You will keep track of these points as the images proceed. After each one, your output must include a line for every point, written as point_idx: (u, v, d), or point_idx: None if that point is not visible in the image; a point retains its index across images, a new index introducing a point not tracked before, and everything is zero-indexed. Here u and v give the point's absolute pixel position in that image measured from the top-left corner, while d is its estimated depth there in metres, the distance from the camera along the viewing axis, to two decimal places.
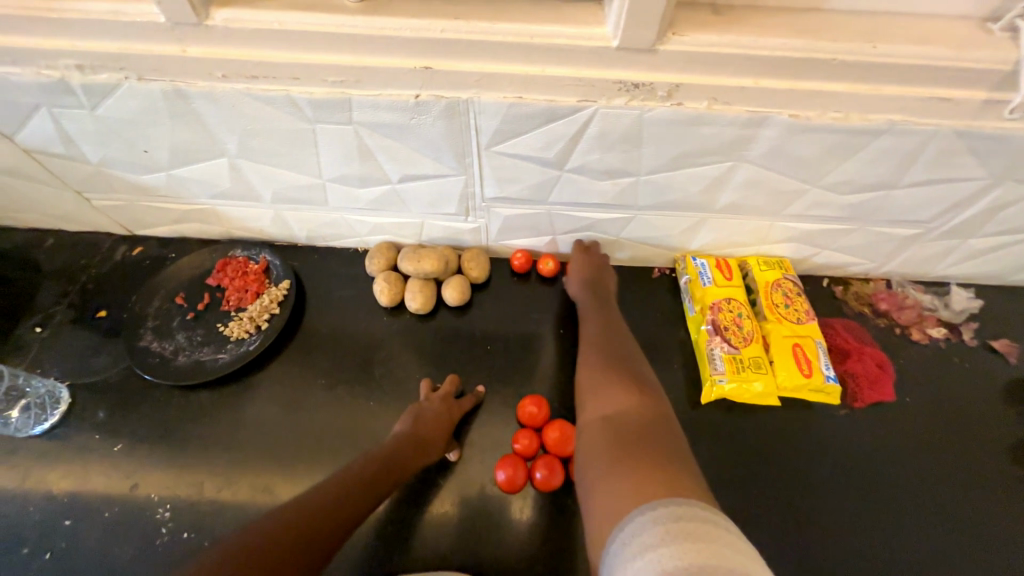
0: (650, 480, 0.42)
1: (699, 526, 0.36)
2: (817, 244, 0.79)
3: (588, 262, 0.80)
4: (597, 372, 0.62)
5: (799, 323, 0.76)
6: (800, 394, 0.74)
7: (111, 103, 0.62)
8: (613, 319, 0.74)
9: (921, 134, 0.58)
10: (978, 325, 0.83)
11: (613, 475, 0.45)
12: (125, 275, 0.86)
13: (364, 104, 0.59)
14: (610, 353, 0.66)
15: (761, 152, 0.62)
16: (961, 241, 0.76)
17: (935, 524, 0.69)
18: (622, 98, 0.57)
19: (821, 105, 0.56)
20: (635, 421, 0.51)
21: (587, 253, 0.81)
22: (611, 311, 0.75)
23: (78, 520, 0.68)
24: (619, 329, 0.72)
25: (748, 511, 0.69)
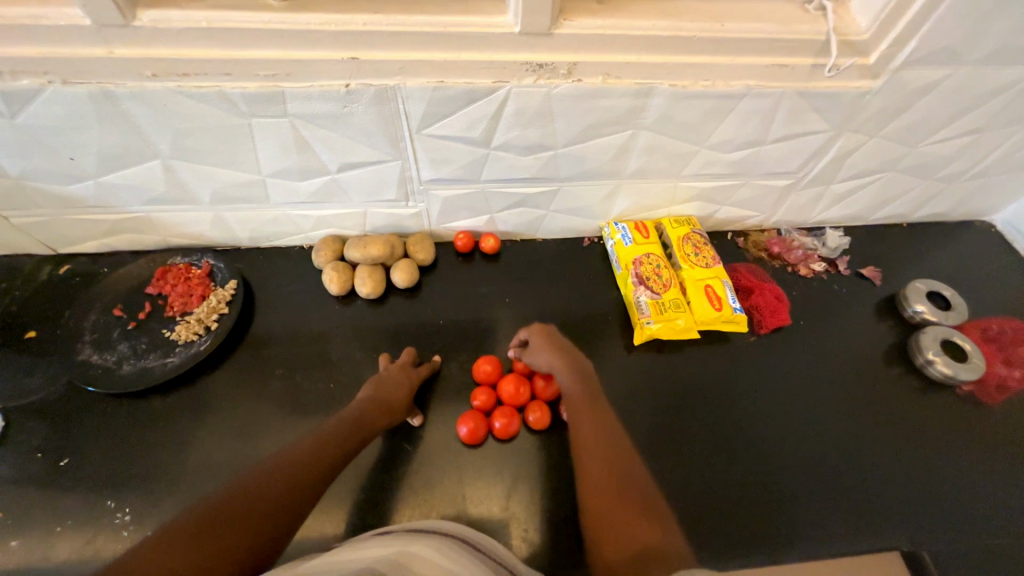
0: None
1: None
2: (715, 201, 0.92)
3: (556, 342, 0.80)
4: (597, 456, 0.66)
5: (708, 268, 0.88)
6: (715, 327, 0.86)
7: (32, 109, 0.62)
8: (606, 414, 0.72)
9: (773, 96, 0.71)
10: (850, 257, 1.00)
11: None
12: (54, 294, 0.83)
13: (297, 96, 0.63)
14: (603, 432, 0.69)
15: (654, 119, 0.73)
16: (825, 188, 0.92)
17: (830, 419, 0.82)
18: (531, 78, 0.65)
19: (694, 75, 0.68)
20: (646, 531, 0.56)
21: (546, 333, 0.82)
22: (602, 406, 0.73)
23: (26, 542, 0.65)
24: (612, 428, 0.70)
25: (683, 431, 0.79)
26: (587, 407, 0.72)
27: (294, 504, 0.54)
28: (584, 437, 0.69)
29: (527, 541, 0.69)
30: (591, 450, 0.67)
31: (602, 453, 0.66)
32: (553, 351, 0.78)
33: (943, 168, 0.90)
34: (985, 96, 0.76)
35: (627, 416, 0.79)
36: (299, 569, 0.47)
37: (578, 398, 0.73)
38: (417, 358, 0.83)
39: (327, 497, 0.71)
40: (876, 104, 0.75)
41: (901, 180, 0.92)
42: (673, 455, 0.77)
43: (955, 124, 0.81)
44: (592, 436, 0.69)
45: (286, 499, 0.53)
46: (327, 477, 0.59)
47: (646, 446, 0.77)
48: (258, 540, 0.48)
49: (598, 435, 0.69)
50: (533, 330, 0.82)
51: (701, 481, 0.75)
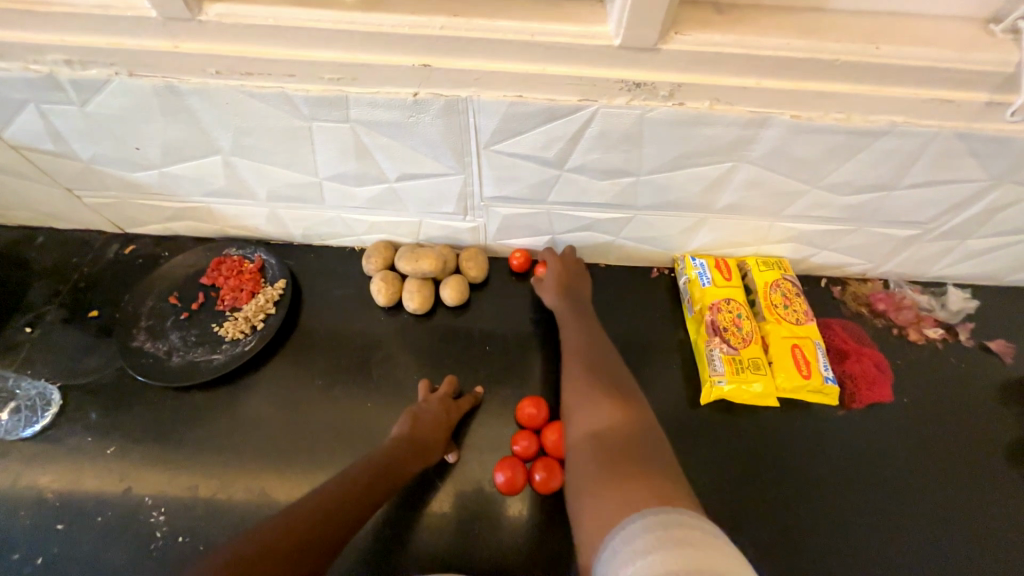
0: (634, 479, 0.44)
1: (686, 532, 0.36)
2: (816, 244, 0.79)
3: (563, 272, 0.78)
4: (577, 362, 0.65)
5: (798, 324, 0.76)
6: (798, 395, 0.74)
7: (101, 100, 0.60)
8: (595, 333, 0.71)
9: (923, 136, 0.58)
10: (974, 325, 0.83)
11: (597, 480, 0.47)
12: (118, 274, 0.85)
13: (361, 102, 0.58)
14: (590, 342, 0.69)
15: (763, 153, 0.61)
16: (959, 242, 0.76)
17: (930, 523, 0.69)
18: (623, 98, 0.56)
19: (823, 106, 0.56)
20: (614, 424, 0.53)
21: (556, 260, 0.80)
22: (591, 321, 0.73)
23: (71, 524, 0.67)
24: (601, 342, 0.69)
25: (746, 511, 0.69)
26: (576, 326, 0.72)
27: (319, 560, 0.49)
28: (572, 351, 0.68)
29: None
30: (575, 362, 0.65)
31: (590, 361, 0.64)
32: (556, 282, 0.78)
33: None
34: None
35: None
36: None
37: (566, 317, 0.74)
38: (458, 385, 0.77)
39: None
40: None
41: None
42: (732, 537, 0.67)
43: None
44: (579, 347, 0.68)
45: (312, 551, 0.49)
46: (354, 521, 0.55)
47: None
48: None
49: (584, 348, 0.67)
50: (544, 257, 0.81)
51: (763, 574, 0.65)
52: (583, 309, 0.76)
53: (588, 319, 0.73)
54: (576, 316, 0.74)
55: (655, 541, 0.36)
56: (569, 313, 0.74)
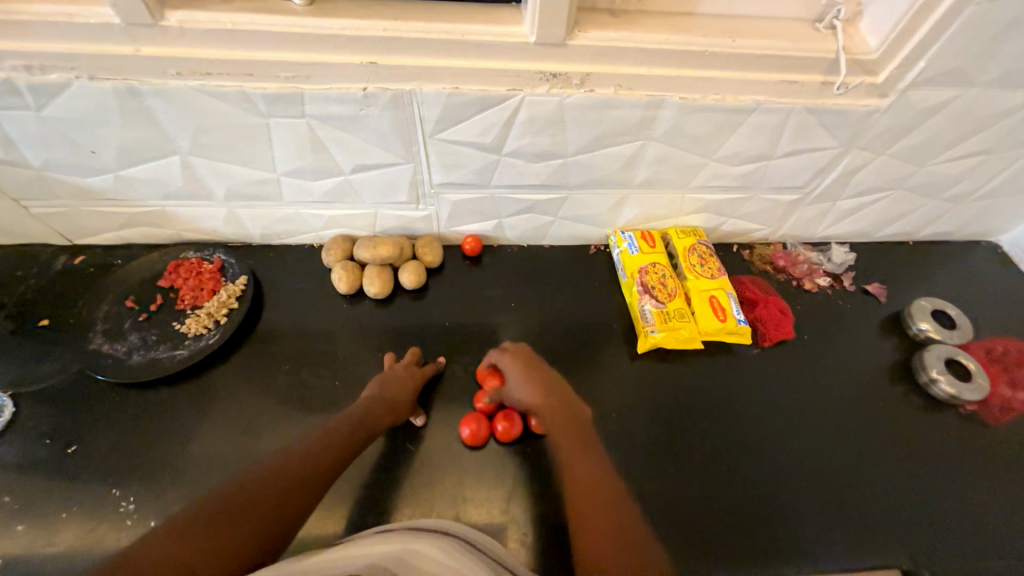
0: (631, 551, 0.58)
1: None
2: (722, 213, 0.93)
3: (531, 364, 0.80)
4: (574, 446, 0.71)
5: (713, 279, 0.88)
6: (719, 338, 0.86)
7: (60, 104, 0.64)
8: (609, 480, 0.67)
9: (782, 111, 0.72)
10: (855, 274, 1.00)
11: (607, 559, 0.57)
12: (68, 283, 0.85)
13: (315, 98, 0.65)
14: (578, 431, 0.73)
15: (664, 131, 0.74)
16: (831, 204, 0.92)
17: (832, 433, 0.82)
18: (544, 87, 0.67)
19: (703, 89, 0.69)
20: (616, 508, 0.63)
21: (527, 361, 0.80)
22: (571, 404, 0.77)
23: (31, 527, 0.66)
24: (621, 494, 0.65)
25: (684, 440, 0.79)
26: (585, 464, 0.68)
27: (305, 501, 0.56)
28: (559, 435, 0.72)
29: (525, 544, 0.69)
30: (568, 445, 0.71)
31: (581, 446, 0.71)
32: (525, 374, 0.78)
33: (950, 187, 0.90)
34: (992, 118, 0.77)
35: (628, 424, 0.80)
36: (305, 565, 0.48)
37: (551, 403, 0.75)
38: (421, 359, 0.83)
39: (330, 493, 0.71)
40: (884, 122, 0.76)
41: (908, 198, 0.92)
42: (673, 463, 0.77)
43: (962, 145, 0.81)
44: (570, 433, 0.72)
45: (299, 495, 0.56)
46: (333, 474, 0.61)
47: (644, 455, 0.77)
48: (270, 540, 0.51)
49: (603, 501, 0.63)
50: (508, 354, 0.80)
51: (700, 489, 0.75)
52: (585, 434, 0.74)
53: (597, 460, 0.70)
54: (583, 453, 0.70)
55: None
56: (575, 451, 0.70)
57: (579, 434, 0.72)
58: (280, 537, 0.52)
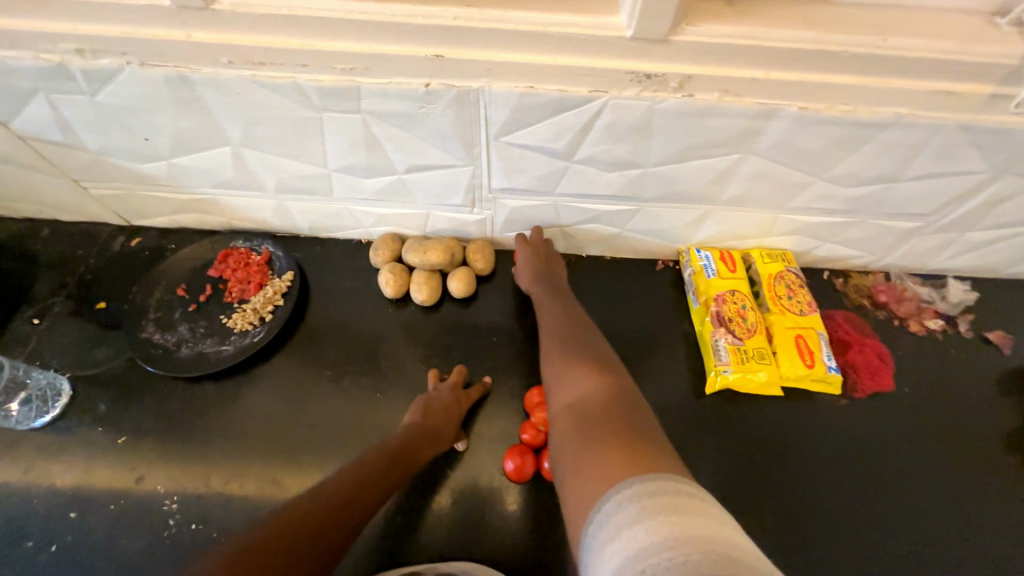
0: (615, 454, 0.42)
1: (680, 500, 0.35)
2: (819, 237, 0.80)
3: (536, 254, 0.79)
4: (558, 329, 0.68)
5: (801, 315, 0.77)
6: (802, 384, 0.76)
7: (112, 90, 0.60)
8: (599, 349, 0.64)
9: (927, 127, 0.58)
10: (973, 317, 0.85)
11: (578, 454, 0.45)
12: (124, 266, 0.85)
13: (372, 92, 0.58)
14: (566, 315, 0.71)
15: (770, 144, 0.62)
16: (959, 235, 0.77)
17: (928, 508, 0.71)
18: (634, 89, 0.57)
19: (829, 98, 0.56)
20: (595, 392, 0.53)
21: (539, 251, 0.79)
22: (561, 287, 0.77)
23: (83, 512, 0.67)
24: (600, 357, 0.60)
25: (750, 497, 0.70)
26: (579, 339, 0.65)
27: (349, 527, 0.52)
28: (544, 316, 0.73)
29: None
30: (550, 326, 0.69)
31: (565, 323, 0.69)
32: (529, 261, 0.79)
33: None
34: None
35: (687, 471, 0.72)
36: None
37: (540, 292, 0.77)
38: (466, 377, 0.78)
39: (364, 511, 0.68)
40: None
41: None
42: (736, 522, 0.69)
43: None
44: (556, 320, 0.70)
45: (342, 514, 0.53)
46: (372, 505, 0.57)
47: None
48: (312, 564, 0.47)
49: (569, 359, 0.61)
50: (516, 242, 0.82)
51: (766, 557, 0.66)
52: (572, 314, 0.71)
53: (589, 335, 0.66)
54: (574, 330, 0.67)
55: (649, 508, 0.35)
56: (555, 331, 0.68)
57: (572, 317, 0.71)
58: (323, 564, 0.48)
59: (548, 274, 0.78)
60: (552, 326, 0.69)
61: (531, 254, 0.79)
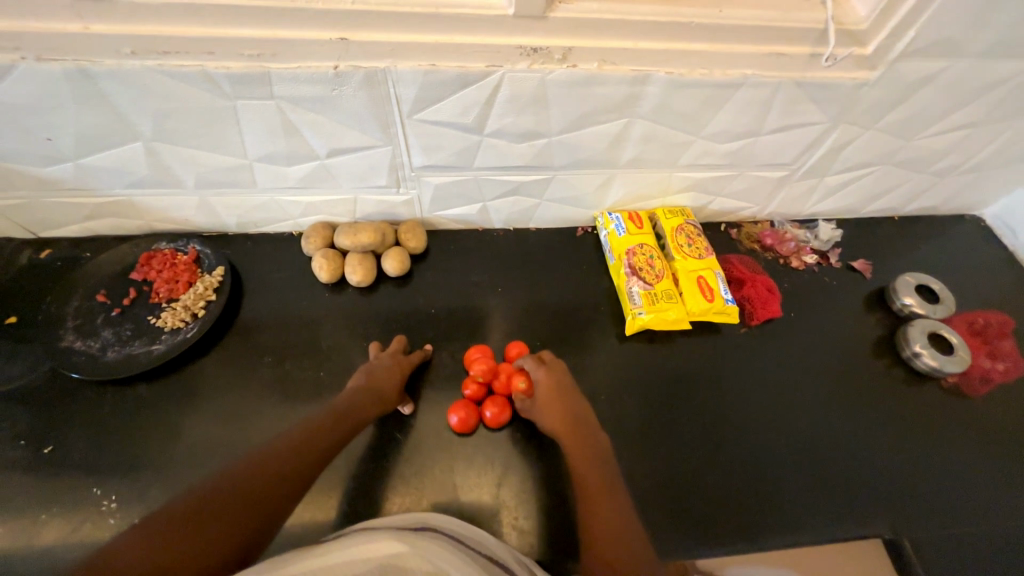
0: None
1: None
2: (710, 191, 0.91)
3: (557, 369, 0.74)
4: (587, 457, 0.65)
5: (701, 259, 0.88)
6: (706, 318, 0.86)
7: (5, 87, 0.59)
8: (615, 480, 0.63)
9: (771, 85, 0.70)
10: (841, 250, 1.00)
11: None
12: (35, 279, 0.81)
13: (283, 77, 0.61)
14: (589, 437, 0.67)
15: (650, 108, 0.72)
16: (819, 180, 0.91)
17: (816, 410, 0.83)
18: (525, 63, 0.64)
19: (690, 63, 0.67)
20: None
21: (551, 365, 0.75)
22: (575, 397, 0.72)
23: (10, 530, 0.64)
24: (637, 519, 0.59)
25: (671, 420, 0.80)
26: (592, 466, 0.64)
27: (289, 493, 0.55)
28: (560, 426, 0.69)
29: (516, 528, 0.69)
30: (579, 451, 0.66)
31: (593, 453, 0.66)
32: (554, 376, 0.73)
33: (936, 161, 0.90)
34: (983, 89, 0.76)
35: (617, 405, 0.80)
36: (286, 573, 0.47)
37: (556, 394, 0.71)
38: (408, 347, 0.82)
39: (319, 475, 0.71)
40: (874, 95, 0.74)
41: (895, 173, 0.92)
42: (661, 444, 0.77)
43: (950, 118, 0.80)
44: (582, 443, 0.67)
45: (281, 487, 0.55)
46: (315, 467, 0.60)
47: (633, 437, 0.77)
48: (253, 525, 0.51)
49: (615, 515, 0.58)
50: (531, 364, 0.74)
51: (689, 468, 0.76)
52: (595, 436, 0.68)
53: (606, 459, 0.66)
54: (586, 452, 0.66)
55: None
56: (587, 460, 0.65)
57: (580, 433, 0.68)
58: (259, 530, 0.51)
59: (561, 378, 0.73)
60: (584, 455, 0.65)
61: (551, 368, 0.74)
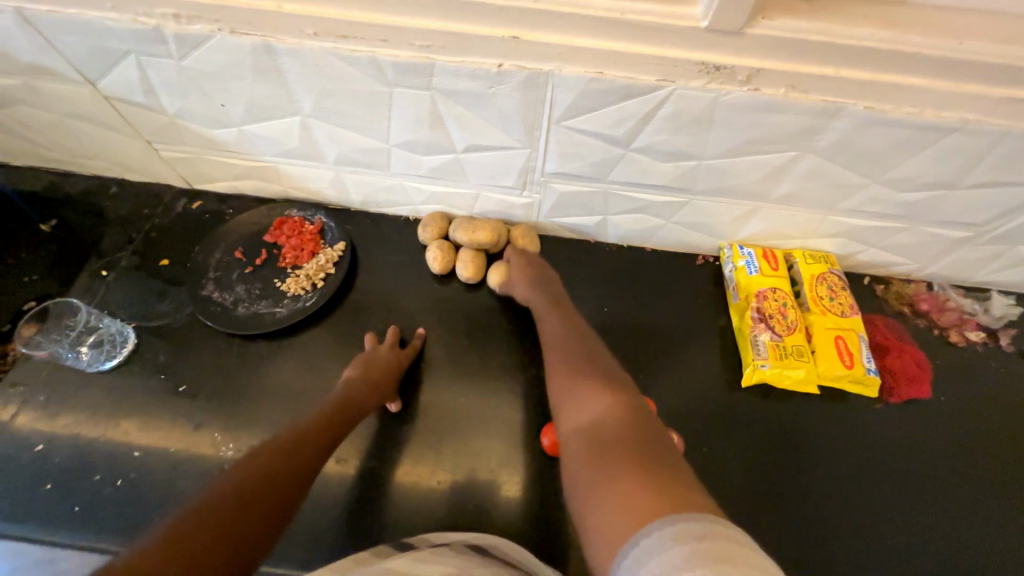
0: None
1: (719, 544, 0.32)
2: (865, 241, 0.80)
3: (530, 269, 0.80)
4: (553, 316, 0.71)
5: (842, 316, 0.78)
6: (839, 384, 0.77)
7: (198, 55, 0.64)
8: (578, 340, 0.64)
9: (992, 134, 0.59)
10: (1016, 332, 0.84)
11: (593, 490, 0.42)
12: (186, 227, 0.89)
13: (446, 71, 0.61)
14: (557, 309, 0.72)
15: (830, 143, 0.63)
16: (1009, 247, 0.77)
17: (964, 517, 0.71)
18: (701, 80, 0.58)
19: (895, 98, 0.57)
20: (597, 408, 0.50)
21: (526, 263, 0.81)
22: (559, 303, 0.73)
23: (145, 454, 0.70)
24: (588, 357, 0.60)
25: (782, 490, 0.72)
26: (556, 323, 0.69)
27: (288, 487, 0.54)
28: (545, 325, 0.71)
29: None
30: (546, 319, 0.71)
31: (563, 319, 0.70)
32: (520, 271, 0.80)
33: None
34: None
35: (720, 459, 0.74)
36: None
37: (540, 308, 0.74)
38: (401, 337, 0.82)
39: (407, 456, 0.72)
40: None
41: None
42: (767, 513, 0.70)
43: None
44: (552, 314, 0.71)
45: (281, 486, 0.53)
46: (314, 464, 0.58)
47: (731, 497, 0.71)
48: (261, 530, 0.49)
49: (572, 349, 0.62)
50: (511, 253, 0.83)
51: (800, 548, 0.68)
52: (561, 307, 0.73)
53: (626, 386, 0.53)
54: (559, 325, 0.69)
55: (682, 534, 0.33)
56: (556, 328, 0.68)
57: (555, 307, 0.72)
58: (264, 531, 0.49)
59: (540, 286, 0.77)
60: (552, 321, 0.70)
61: (522, 267, 0.80)
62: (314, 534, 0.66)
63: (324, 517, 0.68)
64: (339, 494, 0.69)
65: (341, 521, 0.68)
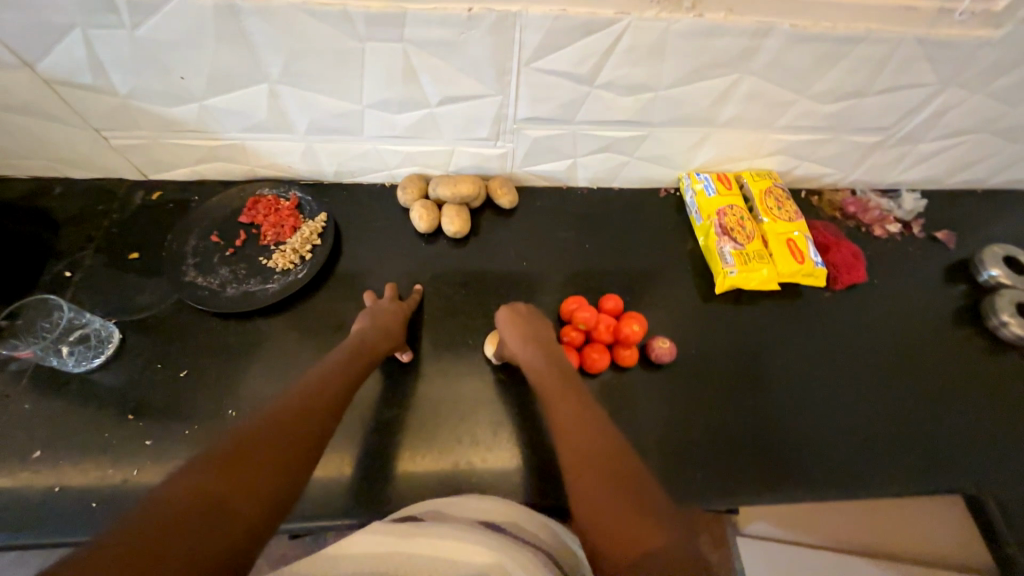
0: None
1: None
2: (799, 155, 0.91)
3: (525, 326, 0.73)
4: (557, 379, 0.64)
5: (790, 222, 0.88)
6: (794, 279, 0.88)
7: (155, 22, 0.62)
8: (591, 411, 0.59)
9: (891, 42, 0.70)
10: (924, 221, 1.00)
11: None
12: (151, 218, 0.85)
13: (418, 19, 0.63)
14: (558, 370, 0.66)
15: (764, 63, 0.72)
16: (912, 147, 0.90)
17: (904, 371, 0.84)
18: (653, 11, 0.65)
19: (814, 15, 0.67)
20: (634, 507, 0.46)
21: (519, 316, 0.75)
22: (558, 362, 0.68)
23: (156, 441, 0.69)
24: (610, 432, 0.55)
25: (760, 375, 0.82)
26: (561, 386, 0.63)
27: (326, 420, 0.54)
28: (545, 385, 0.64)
29: None
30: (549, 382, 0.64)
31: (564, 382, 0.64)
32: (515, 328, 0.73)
33: None
34: None
35: (706, 360, 0.83)
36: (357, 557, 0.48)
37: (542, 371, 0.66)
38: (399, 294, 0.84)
39: (426, 401, 0.76)
40: (991, 56, 0.73)
41: (991, 143, 0.90)
42: (752, 396, 0.80)
43: None
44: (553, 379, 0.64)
45: (318, 417, 0.53)
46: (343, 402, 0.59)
47: (720, 388, 0.80)
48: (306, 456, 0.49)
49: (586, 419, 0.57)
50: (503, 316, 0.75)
51: (781, 419, 0.78)
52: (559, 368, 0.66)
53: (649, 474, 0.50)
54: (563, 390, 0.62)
55: None
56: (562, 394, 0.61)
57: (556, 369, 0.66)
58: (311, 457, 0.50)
59: (537, 343, 0.70)
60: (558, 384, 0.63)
61: (517, 324, 0.73)
62: (348, 485, 0.68)
63: (356, 467, 0.69)
64: (366, 446, 0.71)
65: (374, 468, 0.70)
